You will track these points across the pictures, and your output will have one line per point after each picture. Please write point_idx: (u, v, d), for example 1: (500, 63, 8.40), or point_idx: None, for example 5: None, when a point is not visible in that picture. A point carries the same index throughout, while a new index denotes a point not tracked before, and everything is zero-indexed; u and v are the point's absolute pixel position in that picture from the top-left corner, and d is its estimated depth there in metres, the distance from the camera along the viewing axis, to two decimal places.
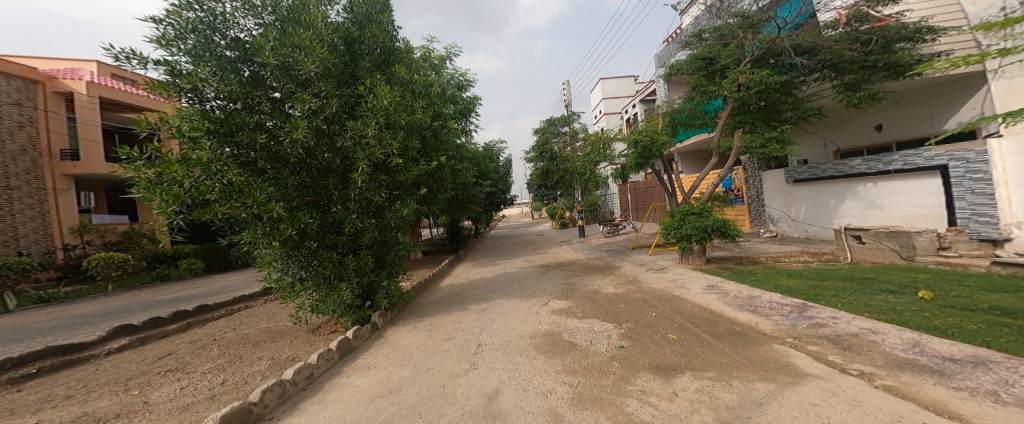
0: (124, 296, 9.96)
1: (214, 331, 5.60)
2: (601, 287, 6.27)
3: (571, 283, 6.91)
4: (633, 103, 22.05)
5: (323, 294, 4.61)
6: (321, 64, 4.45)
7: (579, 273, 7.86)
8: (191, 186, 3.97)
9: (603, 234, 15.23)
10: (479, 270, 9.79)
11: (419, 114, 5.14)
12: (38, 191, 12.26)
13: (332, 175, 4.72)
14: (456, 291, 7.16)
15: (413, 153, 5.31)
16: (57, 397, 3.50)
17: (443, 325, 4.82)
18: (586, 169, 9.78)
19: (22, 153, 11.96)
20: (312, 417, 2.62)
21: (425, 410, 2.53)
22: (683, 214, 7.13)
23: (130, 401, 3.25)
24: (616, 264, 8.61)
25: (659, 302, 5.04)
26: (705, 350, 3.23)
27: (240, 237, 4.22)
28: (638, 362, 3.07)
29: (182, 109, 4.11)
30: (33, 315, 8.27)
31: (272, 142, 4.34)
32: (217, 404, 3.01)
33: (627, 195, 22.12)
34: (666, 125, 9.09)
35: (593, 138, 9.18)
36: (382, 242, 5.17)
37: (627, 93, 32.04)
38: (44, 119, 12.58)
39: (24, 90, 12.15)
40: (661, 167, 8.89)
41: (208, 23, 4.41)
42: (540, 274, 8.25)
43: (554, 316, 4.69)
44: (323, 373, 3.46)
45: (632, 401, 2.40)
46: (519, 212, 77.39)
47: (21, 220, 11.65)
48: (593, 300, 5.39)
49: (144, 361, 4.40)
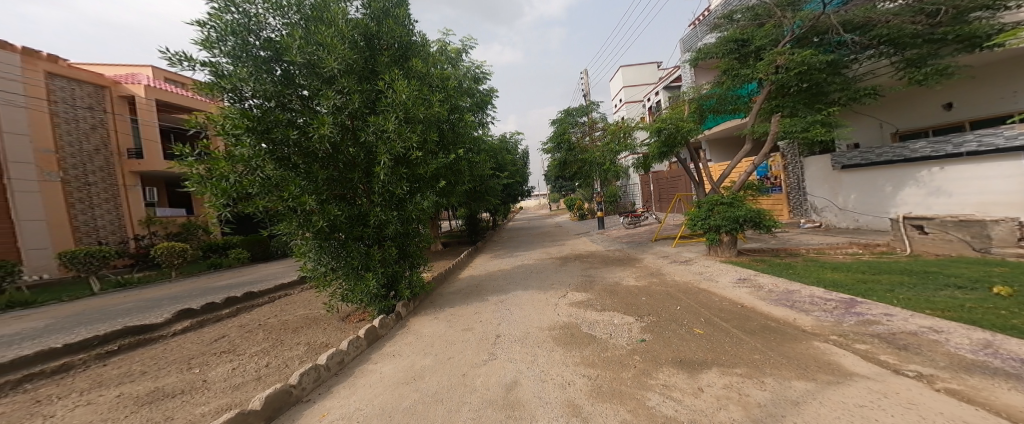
0: (186, 283, 10.75)
1: (259, 317, 5.92)
2: (622, 280, 6.20)
3: (590, 275, 6.85)
4: (656, 91, 21.43)
5: (351, 284, 4.77)
6: (342, 61, 4.55)
7: (599, 265, 7.77)
8: (236, 181, 4.16)
9: (624, 225, 14.96)
10: (496, 262, 9.86)
11: (437, 108, 5.19)
12: (112, 187, 13.55)
13: (357, 169, 4.83)
14: (474, 282, 7.26)
15: (432, 146, 5.35)
16: (130, 372, 3.83)
17: (462, 315, 4.91)
18: (606, 159, 9.55)
19: (97, 152, 13.18)
20: (343, 401, 2.73)
21: (446, 398, 2.59)
22: (711, 204, 6.87)
23: (193, 379, 3.49)
24: (638, 256, 8.46)
25: (684, 295, 4.93)
26: (735, 346, 3.13)
27: (280, 228, 4.47)
28: (660, 356, 3.02)
29: (225, 108, 4.27)
30: (114, 297, 9.11)
31: (303, 138, 4.47)
32: (263, 385, 3.19)
33: (649, 185, 21.65)
34: (692, 111, 8.71)
35: (614, 127, 9.00)
36: (404, 234, 5.28)
37: (649, 80, 31.11)
38: (113, 121, 13.74)
39: (95, 95, 13.29)
40: (687, 155, 8.45)
41: (244, 25, 4.55)
42: (558, 266, 8.22)
43: (572, 308, 4.69)
44: (352, 359, 3.58)
45: (654, 395, 2.38)
46: (535, 204, 77.29)
47: (100, 213, 13.01)
48: (612, 293, 5.35)
49: (202, 342, 4.73)
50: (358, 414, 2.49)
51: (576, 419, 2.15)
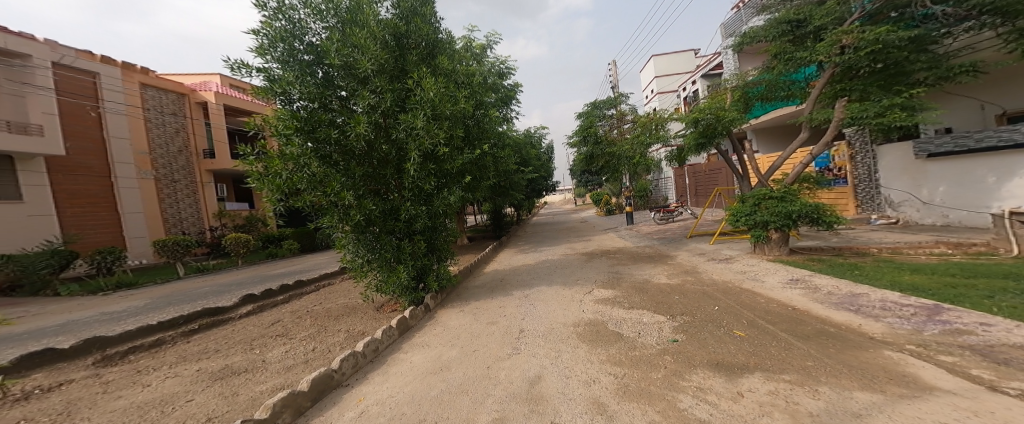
0: (247, 271, 11.62)
1: (307, 304, 6.32)
2: (653, 277, 6.01)
3: (617, 272, 6.71)
4: (693, 80, 20.46)
5: (384, 275, 4.98)
6: (375, 61, 4.72)
7: (627, 262, 7.59)
8: (288, 178, 4.47)
9: (656, 221, 14.51)
10: (521, 256, 9.88)
11: (463, 104, 5.25)
12: (191, 184, 15.84)
13: (389, 166, 5.01)
14: (500, 276, 7.34)
15: (458, 142, 5.41)
16: (206, 350, 4.24)
17: (487, 309, 4.98)
18: (633, 153, 9.15)
19: (180, 153, 15.52)
20: (378, 387, 2.86)
21: (471, 389, 2.64)
22: (759, 199, 6.51)
23: (254, 359, 3.80)
24: (672, 253, 8.17)
25: (723, 295, 4.70)
26: (784, 351, 2.94)
27: (324, 221, 4.78)
28: (694, 357, 2.90)
29: (278, 110, 4.57)
30: (193, 281, 10.16)
31: (343, 137, 4.68)
32: (310, 368, 3.41)
33: (684, 179, 20.80)
34: (736, 101, 8.25)
35: (644, 119, 8.70)
36: (432, 228, 5.41)
37: (684, 69, 29.72)
38: (190, 125, 16.01)
39: (177, 102, 15.58)
40: (731, 147, 8.13)
41: (290, 31, 4.82)
42: (584, 262, 8.11)
43: (598, 305, 4.61)
44: (386, 348, 3.74)
45: (687, 397, 2.30)
46: (562, 199, 76.60)
47: (183, 206, 15.35)
48: (642, 290, 5.21)
49: (261, 325, 5.14)
50: (390, 401, 2.59)
51: (600, 417, 2.12)
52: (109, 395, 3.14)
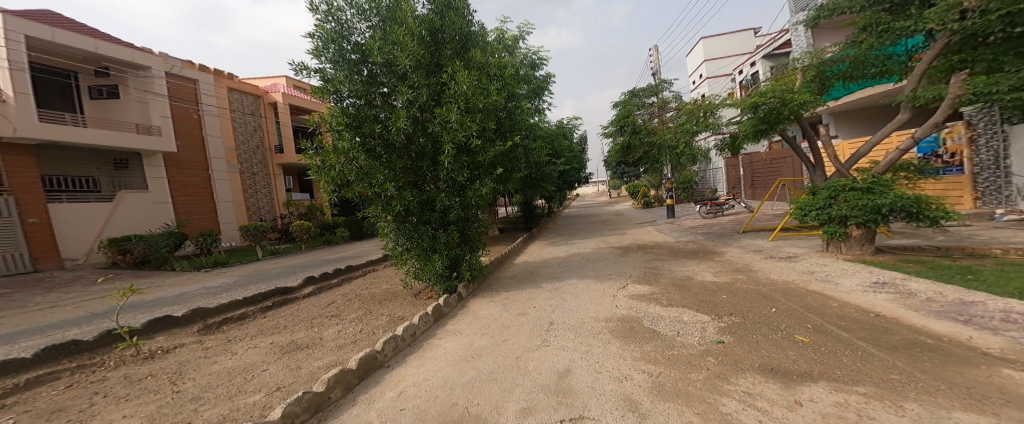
0: (300, 256, 12.53)
1: (355, 288, 6.78)
2: (696, 274, 5.68)
3: (655, 267, 6.44)
4: (753, 61, 18.83)
5: (421, 263, 5.20)
6: (413, 57, 4.89)
7: (666, 257, 7.24)
8: (340, 170, 4.80)
9: (702, 214, 13.68)
10: (552, 249, 9.76)
11: (496, 96, 5.28)
12: (265, 177, 17.50)
13: (426, 158, 5.17)
14: (530, 268, 7.34)
15: (490, 134, 5.45)
16: (279, 325, 4.71)
17: (517, 300, 5.02)
18: (678, 142, 8.67)
19: (258, 150, 17.21)
20: (414, 370, 3.01)
21: (501, 378, 2.69)
22: (835, 190, 5.82)
23: (313, 336, 4.15)
24: (720, 249, 7.66)
25: (779, 297, 4.32)
26: (857, 360, 2.63)
27: (369, 211, 5.10)
28: (742, 361, 2.72)
29: (331, 107, 4.88)
30: (268, 263, 11.26)
31: (385, 131, 4.90)
32: (358, 347, 3.67)
33: (739, 170, 19.36)
34: (811, 81, 7.40)
35: (693, 105, 8.22)
36: (465, 219, 5.53)
37: (738, 50, 27.42)
38: (265, 124, 17.68)
39: (253, 104, 17.20)
40: (798, 133, 7.43)
41: (339, 32, 5.06)
42: (618, 256, 7.86)
43: (633, 302, 4.46)
44: (423, 333, 3.92)
45: (731, 401, 2.17)
46: (599, 192, 74.77)
47: (259, 197, 17.11)
48: (683, 288, 4.96)
49: (319, 305, 5.60)
50: (425, 384, 2.71)
51: (634, 414, 2.07)
52: (209, 359, 3.60)
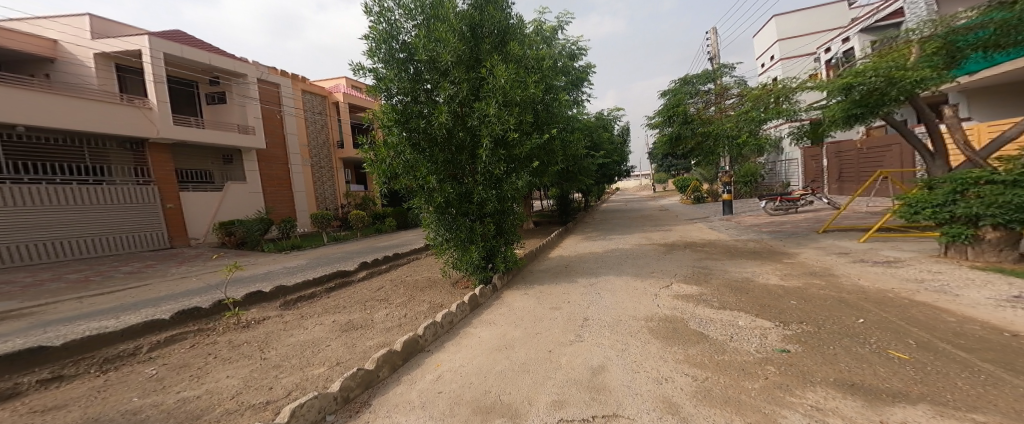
0: (354, 243, 13.65)
1: (400, 274, 7.21)
2: (757, 277, 5.18)
3: (703, 267, 6.00)
4: (849, 35, 16.35)
5: (459, 253, 5.41)
6: (454, 53, 4.99)
7: (718, 257, 6.71)
8: (391, 164, 5.10)
9: (770, 210, 12.37)
10: (587, 244, 9.52)
11: (532, 89, 5.25)
12: (330, 170, 19.07)
13: (465, 152, 5.30)
14: (564, 262, 7.24)
15: (527, 127, 5.45)
16: (340, 305, 5.19)
17: (551, 293, 5.00)
18: (741, 130, 7.94)
19: (325, 146, 18.82)
20: (451, 356, 3.15)
21: (533, 370, 2.71)
22: (966, 183, 4.71)
23: (365, 317, 4.51)
24: (789, 250, 6.89)
25: (863, 306, 3.78)
26: (968, 381, 2.22)
27: (414, 202, 5.38)
28: (812, 373, 2.44)
29: (381, 105, 5.11)
30: (330, 249, 12.42)
31: (428, 126, 5.08)
32: (402, 330, 3.92)
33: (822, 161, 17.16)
34: (931, 53, 5.89)
35: (763, 90, 7.44)
36: (502, 211, 5.61)
37: (819, 26, 24.17)
38: (329, 122, 19.18)
39: (319, 104, 18.74)
40: (919, 112, 6.42)
41: (389, 32, 5.18)
42: (661, 253, 7.44)
43: (677, 302, 4.22)
44: (459, 321, 4.07)
45: (793, 414, 1.97)
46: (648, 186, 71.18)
47: (326, 188, 18.77)
48: (739, 291, 4.57)
49: (371, 289, 6.06)
50: (461, 370, 2.82)
51: (674, 417, 1.97)
52: (287, 332, 4.09)
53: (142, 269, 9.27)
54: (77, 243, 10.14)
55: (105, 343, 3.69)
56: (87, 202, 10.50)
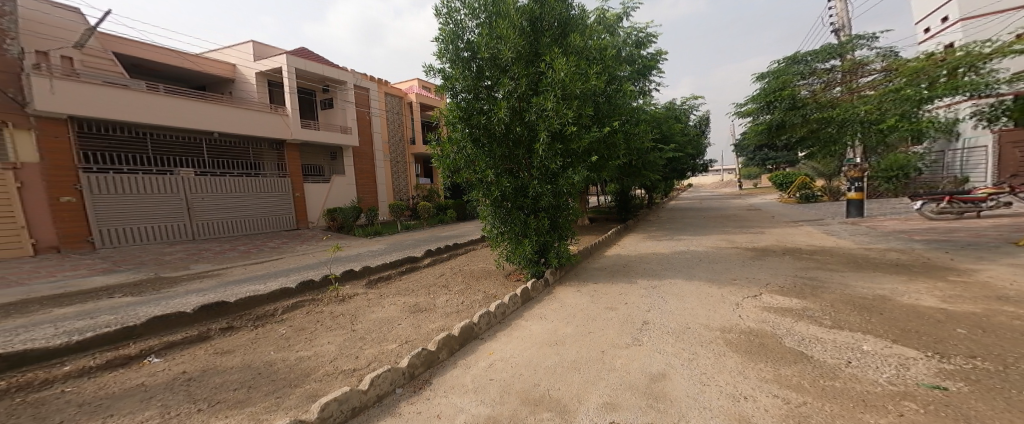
0: (423, 231, 14.98)
1: (460, 263, 7.61)
2: (900, 295, 4.11)
3: (810, 278, 5.00)
4: None
5: (512, 246, 5.46)
6: (514, 49, 4.94)
7: (833, 267, 5.51)
8: (454, 158, 5.29)
9: (936, 214, 9.59)
10: (650, 243, 8.78)
11: (593, 81, 5.04)
12: (404, 164, 20.84)
13: (522, 146, 5.27)
14: (624, 261, 6.79)
15: (586, 120, 5.25)
16: (408, 288, 5.72)
17: (607, 293, 4.75)
18: (894, 112, 6.00)
19: (399, 142, 20.58)
20: (503, 345, 3.24)
21: (584, 368, 2.65)
22: None
23: (428, 301, 4.90)
24: (959, 266, 5.25)
25: None
26: None
27: (473, 195, 5.55)
28: (973, 417, 1.89)
29: (446, 103, 5.26)
30: (407, 235, 13.85)
31: (489, 122, 5.14)
32: (460, 316, 4.16)
33: None
34: None
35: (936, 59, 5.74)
36: (556, 206, 5.50)
37: None
38: (403, 120, 20.91)
39: (397, 104, 20.52)
40: None
41: (454, 31, 5.27)
42: (746, 259, 6.44)
43: (763, 314, 3.65)
44: (511, 313, 4.13)
45: None
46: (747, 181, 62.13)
47: (401, 180, 20.63)
48: (869, 310, 3.68)
49: (434, 275, 6.53)
50: (512, 360, 2.90)
51: None
52: (368, 308, 4.69)
53: (283, 245, 11.57)
54: (243, 222, 13.10)
55: (256, 303, 4.74)
56: (249, 190, 13.41)
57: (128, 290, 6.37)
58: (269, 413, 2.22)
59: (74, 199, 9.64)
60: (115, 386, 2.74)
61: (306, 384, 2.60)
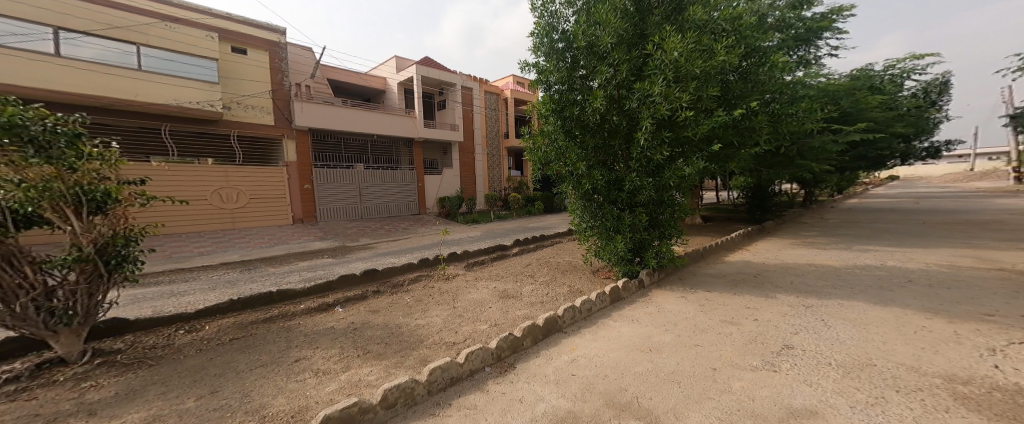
0: (511, 222, 15.07)
1: (545, 255, 7.57)
2: None
3: None
4: None
5: (603, 242, 5.18)
6: (615, 35, 4.53)
7: None
8: (544, 152, 5.20)
9: None
10: (780, 251, 7.07)
11: (721, 58, 4.29)
12: (497, 157, 20.88)
13: (619, 136, 4.88)
14: (740, 269, 5.67)
15: (707, 103, 4.53)
16: (498, 274, 6.00)
17: (721, 304, 4.05)
18: None
19: (495, 137, 20.83)
20: (587, 342, 3.10)
21: (685, 383, 2.37)
22: None
23: (515, 288, 5.05)
24: None
25: None
26: None
27: (561, 187, 5.41)
28: None
29: (539, 96, 5.11)
30: (513, 223, 14.56)
31: (582, 112, 4.89)
32: (542, 308, 4.16)
33: None
34: None
35: None
36: (658, 202, 4.93)
37: None
38: (499, 115, 20.96)
39: (494, 101, 20.78)
40: None
41: (550, 23, 5.05)
42: (942, 284, 4.61)
43: (992, 363, 2.55)
44: (599, 310, 3.91)
45: None
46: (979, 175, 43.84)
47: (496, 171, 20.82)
48: None
49: (521, 264, 6.68)
50: (596, 359, 2.77)
51: None
52: (462, 289, 5.11)
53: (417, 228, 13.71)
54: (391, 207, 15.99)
55: (392, 272, 5.72)
56: (396, 181, 16.26)
57: (309, 254, 8.48)
58: (393, 368, 2.69)
59: (310, 187, 13.60)
60: (317, 326, 3.71)
61: (417, 349, 3.05)
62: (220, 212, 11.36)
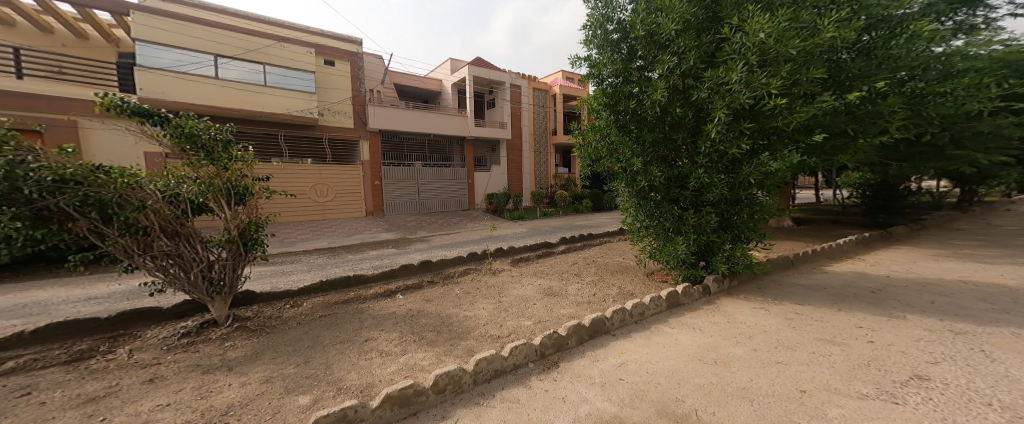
0: (556, 220, 14.74)
1: (592, 254, 7.36)
2: None
3: None
4: None
5: (661, 243, 4.92)
6: (680, 21, 4.21)
7: None
8: (595, 148, 5.06)
9: None
10: (867, 261, 6.15)
11: (826, 36, 3.79)
12: (545, 155, 20.70)
13: (683, 130, 4.56)
14: (816, 280, 5.05)
15: (800, 90, 4.04)
16: (543, 271, 5.97)
17: (811, 319, 3.62)
18: None
19: (544, 134, 20.66)
20: (638, 347, 2.98)
21: (758, 401, 2.19)
22: None
23: (562, 287, 4.99)
24: None
25: None
26: None
27: (614, 184, 5.21)
28: None
29: (590, 91, 5.01)
30: (562, 221, 14.38)
31: (639, 105, 4.65)
32: (588, 308, 4.07)
33: None
34: None
35: None
36: (731, 201, 4.52)
37: None
38: (547, 112, 20.72)
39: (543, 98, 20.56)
40: None
41: (604, 14, 4.82)
42: None
43: None
44: (652, 315, 3.71)
45: None
46: None
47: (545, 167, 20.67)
48: None
49: (567, 262, 6.57)
50: (649, 365, 2.66)
51: None
52: (507, 285, 5.17)
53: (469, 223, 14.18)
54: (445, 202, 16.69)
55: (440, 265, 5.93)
56: (451, 177, 16.91)
57: (368, 245, 9.13)
58: (446, 356, 2.82)
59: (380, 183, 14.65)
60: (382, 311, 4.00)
61: (467, 339, 3.16)
62: (314, 205, 13.02)
